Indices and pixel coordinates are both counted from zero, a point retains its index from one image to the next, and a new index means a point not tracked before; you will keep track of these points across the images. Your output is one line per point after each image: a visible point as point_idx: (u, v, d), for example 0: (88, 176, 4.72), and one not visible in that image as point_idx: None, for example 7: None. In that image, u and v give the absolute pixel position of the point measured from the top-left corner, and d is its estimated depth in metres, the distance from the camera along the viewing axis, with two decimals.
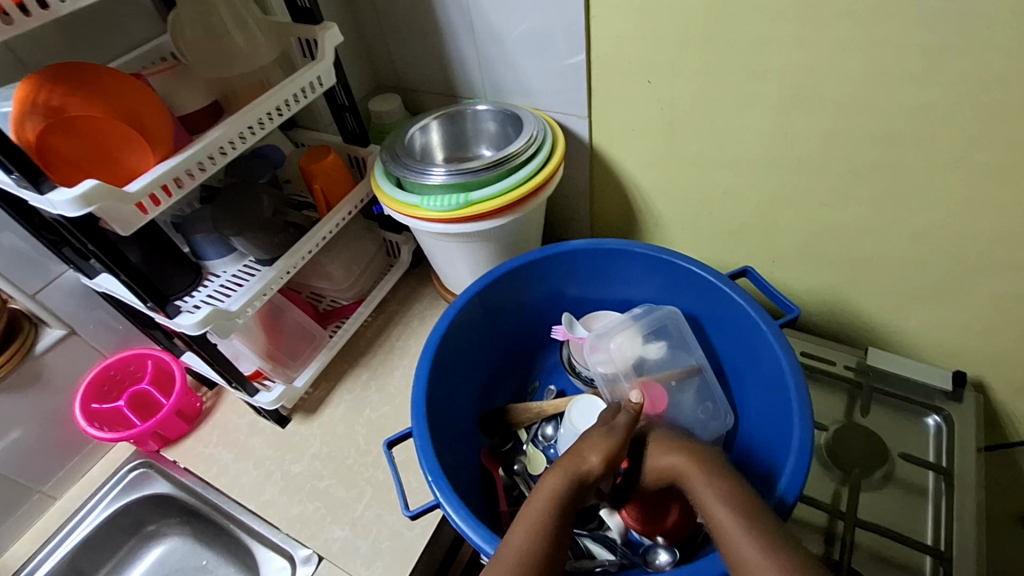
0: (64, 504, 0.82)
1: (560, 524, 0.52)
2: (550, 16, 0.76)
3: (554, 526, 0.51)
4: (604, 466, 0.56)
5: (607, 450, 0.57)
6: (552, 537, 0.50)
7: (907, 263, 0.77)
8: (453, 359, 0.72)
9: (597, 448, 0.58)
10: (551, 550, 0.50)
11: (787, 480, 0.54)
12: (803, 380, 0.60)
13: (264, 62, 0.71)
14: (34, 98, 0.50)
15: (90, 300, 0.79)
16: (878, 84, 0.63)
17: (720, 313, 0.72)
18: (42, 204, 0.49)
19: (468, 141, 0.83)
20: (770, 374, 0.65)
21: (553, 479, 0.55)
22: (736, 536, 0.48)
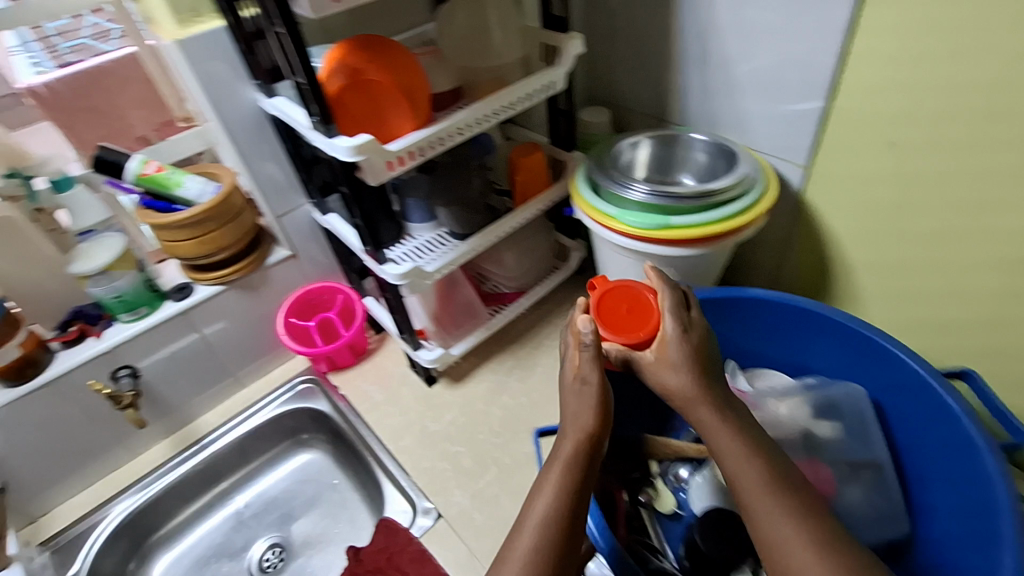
0: (248, 394, 0.97)
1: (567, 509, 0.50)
2: (795, 58, 0.73)
3: (562, 519, 0.50)
4: (600, 422, 0.54)
5: (594, 411, 0.54)
6: (563, 525, 0.50)
7: None
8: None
9: (586, 408, 0.54)
10: (564, 532, 0.50)
11: None
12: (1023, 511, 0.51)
13: (514, 58, 0.76)
14: (344, 60, 0.59)
15: (313, 232, 0.92)
16: None
17: (923, 417, 0.64)
18: (326, 146, 0.58)
19: (673, 166, 0.82)
20: (978, 501, 0.56)
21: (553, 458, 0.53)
22: (765, 514, 0.47)
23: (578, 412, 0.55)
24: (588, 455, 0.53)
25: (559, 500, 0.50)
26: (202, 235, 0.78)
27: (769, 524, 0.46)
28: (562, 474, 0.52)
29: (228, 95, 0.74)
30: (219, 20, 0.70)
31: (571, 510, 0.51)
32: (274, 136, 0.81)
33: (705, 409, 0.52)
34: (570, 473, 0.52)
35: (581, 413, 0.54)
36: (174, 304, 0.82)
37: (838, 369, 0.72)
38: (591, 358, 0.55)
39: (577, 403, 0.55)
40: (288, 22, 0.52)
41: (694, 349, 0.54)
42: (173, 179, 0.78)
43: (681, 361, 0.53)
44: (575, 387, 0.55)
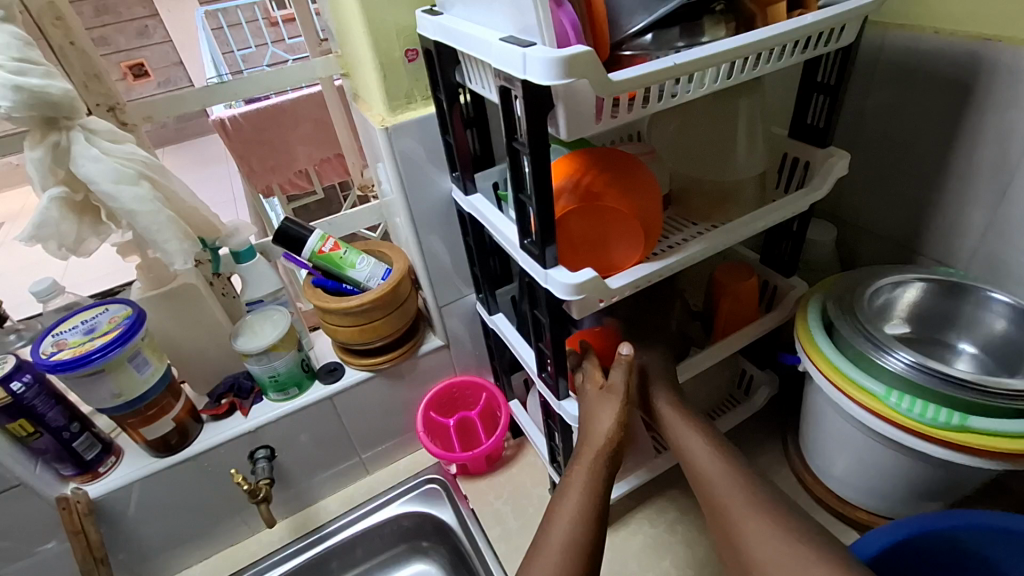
0: (373, 482, 0.90)
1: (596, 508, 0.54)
2: None
3: (591, 509, 0.54)
4: (620, 428, 0.58)
5: (617, 417, 0.58)
6: (590, 525, 0.53)
7: None
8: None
9: (609, 413, 0.58)
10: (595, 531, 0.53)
11: None
12: None
13: (751, 173, 0.63)
14: (576, 177, 0.50)
15: (471, 324, 0.84)
16: None
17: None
18: (540, 278, 0.48)
19: (948, 321, 0.63)
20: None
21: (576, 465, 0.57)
22: (757, 520, 0.52)
23: (602, 418, 0.59)
24: (608, 459, 0.57)
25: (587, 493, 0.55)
26: (365, 323, 0.72)
27: (743, 515, 0.53)
28: (586, 479, 0.56)
29: (421, 183, 0.68)
30: (430, 107, 0.64)
31: (597, 510, 0.54)
32: (457, 225, 0.73)
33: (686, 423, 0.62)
34: (594, 474, 0.57)
35: (603, 417, 0.58)
36: (321, 387, 0.77)
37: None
38: (622, 372, 0.60)
39: (603, 406, 0.59)
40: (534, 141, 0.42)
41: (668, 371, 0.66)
42: (347, 258, 0.73)
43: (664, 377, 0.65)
44: (598, 395, 0.60)
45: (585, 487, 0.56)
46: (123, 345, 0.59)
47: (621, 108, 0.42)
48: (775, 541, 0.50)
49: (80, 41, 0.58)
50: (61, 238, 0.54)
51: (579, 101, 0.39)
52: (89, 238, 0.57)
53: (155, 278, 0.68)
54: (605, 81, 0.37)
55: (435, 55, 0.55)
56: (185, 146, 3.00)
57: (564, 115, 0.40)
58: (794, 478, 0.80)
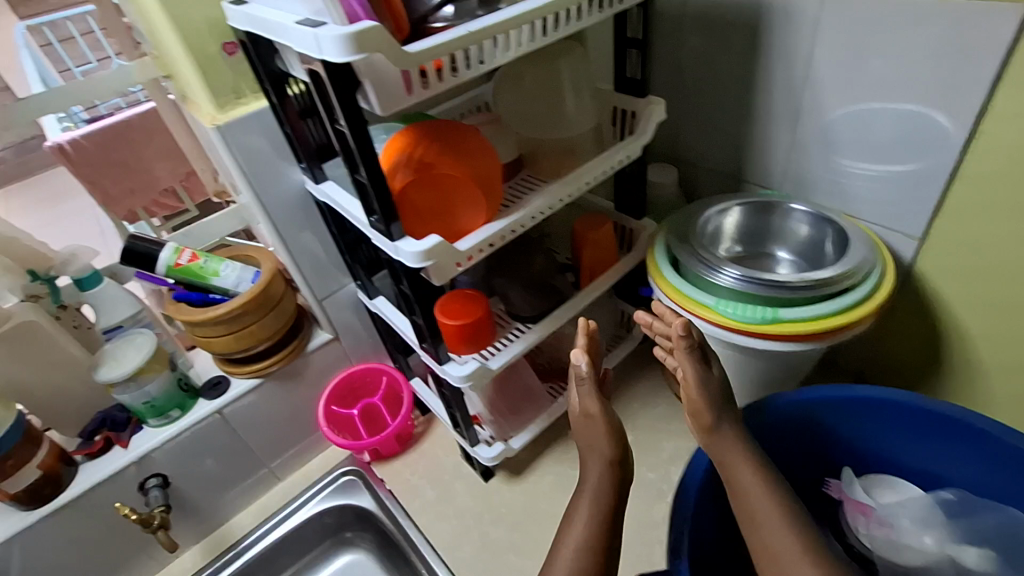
0: (285, 488, 0.89)
1: (604, 527, 0.56)
2: (914, 124, 0.64)
3: (602, 524, 0.56)
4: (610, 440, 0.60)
5: (611, 440, 0.60)
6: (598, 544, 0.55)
7: None
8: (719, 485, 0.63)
9: (602, 432, 0.61)
10: (601, 554, 0.55)
11: None
12: None
13: (586, 128, 0.69)
14: (409, 150, 0.52)
15: (357, 313, 0.84)
16: None
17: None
18: (390, 251, 0.50)
19: (767, 237, 0.73)
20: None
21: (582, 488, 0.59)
22: (789, 543, 0.51)
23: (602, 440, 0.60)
24: (613, 477, 0.59)
25: (596, 518, 0.56)
26: (239, 329, 0.71)
27: (787, 553, 0.51)
28: (590, 497, 0.58)
29: (271, 177, 0.67)
30: (263, 99, 0.62)
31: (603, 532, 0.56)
32: (319, 216, 0.73)
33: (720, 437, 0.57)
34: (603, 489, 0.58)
35: (601, 441, 0.60)
36: (207, 403, 0.75)
37: (974, 481, 0.63)
38: (590, 392, 0.61)
39: (596, 430, 0.61)
40: (352, 119, 0.44)
41: (715, 390, 0.58)
42: (209, 267, 0.71)
43: (702, 401, 0.57)
44: (582, 420, 0.62)
45: (593, 502, 0.57)
46: None
47: (432, 79, 0.45)
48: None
49: None
50: None
51: (386, 78, 0.41)
52: None
53: None
54: (402, 54, 0.39)
55: (250, 46, 0.54)
56: (24, 184, 2.66)
57: (373, 92, 0.42)
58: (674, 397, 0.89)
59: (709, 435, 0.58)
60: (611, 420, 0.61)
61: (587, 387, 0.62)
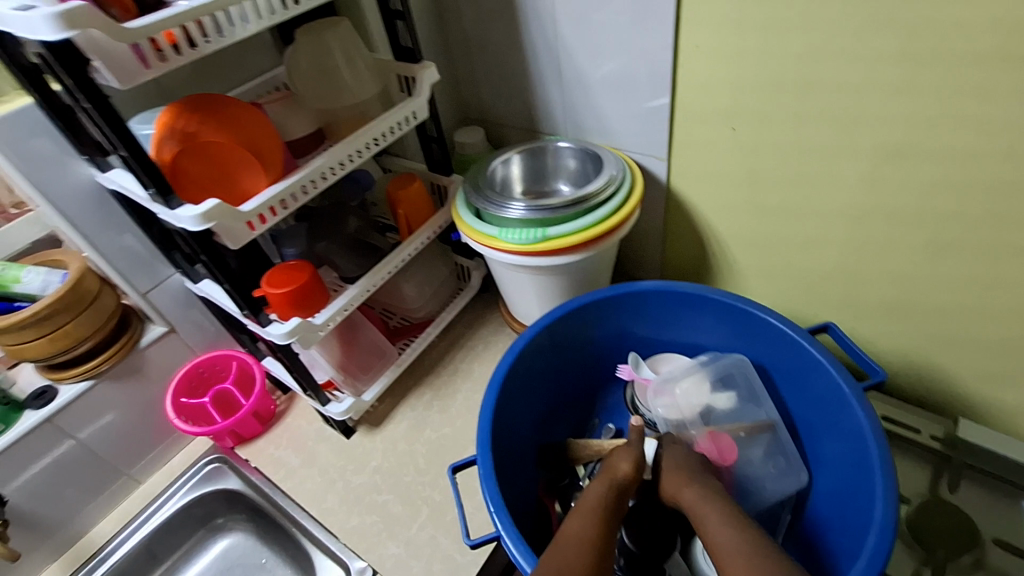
0: (148, 488, 0.89)
1: (606, 524, 0.54)
2: (638, 63, 0.77)
3: (602, 524, 0.54)
4: (634, 472, 0.61)
5: (633, 460, 0.62)
6: (597, 538, 0.53)
7: (1007, 336, 0.71)
8: (519, 382, 0.72)
9: (627, 456, 0.63)
10: (602, 543, 0.53)
11: (870, 553, 0.52)
12: (888, 448, 0.58)
13: (369, 95, 0.76)
14: (173, 125, 0.56)
15: (191, 302, 0.86)
16: (981, 148, 0.60)
17: (790, 362, 0.71)
18: (169, 219, 0.54)
19: (547, 176, 0.85)
20: (842, 417, 0.64)
21: (584, 503, 0.58)
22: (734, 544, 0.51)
23: (619, 461, 0.63)
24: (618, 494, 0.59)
25: (595, 520, 0.55)
26: (53, 331, 0.71)
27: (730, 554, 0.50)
28: (598, 500, 0.57)
29: (56, 174, 0.67)
30: (26, 96, 0.63)
31: (605, 539, 0.53)
32: (122, 209, 0.74)
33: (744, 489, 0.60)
34: (607, 499, 0.58)
35: (621, 461, 0.62)
36: (34, 413, 0.73)
37: (724, 341, 0.78)
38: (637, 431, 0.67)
39: (621, 451, 0.64)
40: (93, 95, 0.47)
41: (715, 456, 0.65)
42: (9, 275, 0.70)
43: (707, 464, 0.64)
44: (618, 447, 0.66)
45: (597, 508, 0.56)
46: None
47: (170, 53, 0.50)
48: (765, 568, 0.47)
49: None
50: None
51: (115, 53, 0.46)
52: None
53: None
54: (119, 29, 0.44)
55: None
56: None
57: (104, 68, 0.46)
58: (512, 331, 1.00)
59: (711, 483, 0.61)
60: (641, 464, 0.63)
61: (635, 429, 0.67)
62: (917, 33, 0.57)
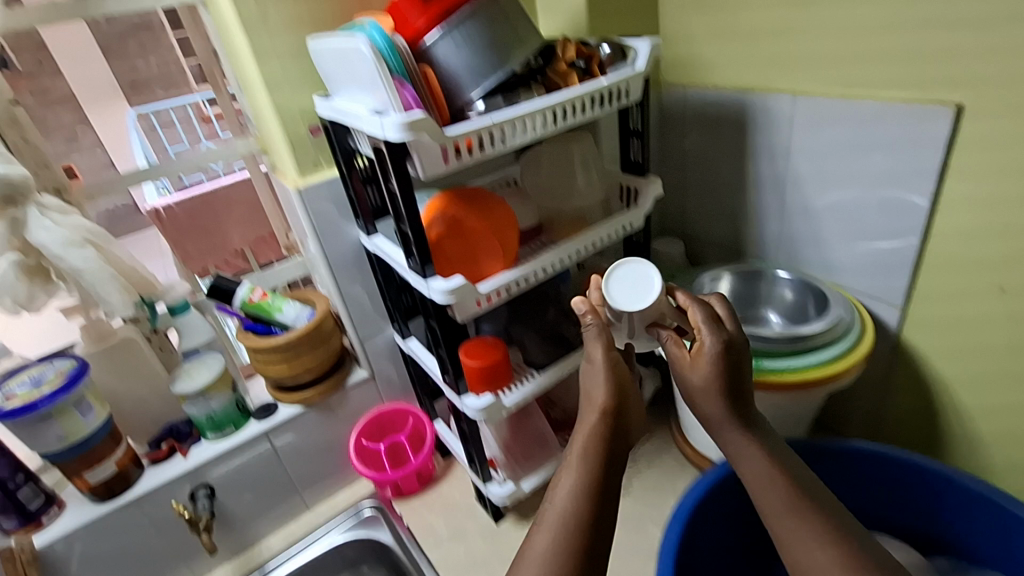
0: (312, 516, 0.96)
1: (597, 481, 0.54)
2: (883, 203, 0.73)
3: (590, 488, 0.53)
4: (614, 395, 0.58)
5: (607, 388, 0.58)
6: (589, 503, 0.53)
7: None
8: (708, 521, 0.69)
9: (598, 377, 0.59)
10: (596, 506, 0.53)
11: None
12: None
13: (594, 200, 0.81)
14: (443, 209, 0.65)
15: (393, 355, 0.95)
16: None
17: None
18: (422, 287, 0.62)
19: (757, 302, 0.82)
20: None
21: (565, 468, 0.55)
22: (789, 533, 0.51)
23: (592, 385, 0.59)
24: (605, 429, 0.56)
25: (573, 507, 0.52)
26: (293, 359, 0.83)
27: (792, 543, 0.51)
28: (584, 448, 0.55)
29: (333, 231, 0.82)
30: (334, 169, 0.79)
31: (597, 497, 0.53)
32: (368, 265, 0.87)
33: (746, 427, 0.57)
34: (587, 457, 0.55)
35: (593, 391, 0.59)
36: (257, 424, 0.85)
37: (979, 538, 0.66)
38: (596, 332, 0.61)
39: (593, 375, 0.59)
40: (402, 180, 0.58)
41: (734, 360, 0.56)
42: (275, 304, 0.84)
43: (715, 381, 0.56)
44: (586, 366, 0.61)
45: (579, 476, 0.54)
46: (68, 391, 0.67)
47: (464, 153, 0.58)
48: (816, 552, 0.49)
49: (33, 137, 0.68)
50: (15, 295, 0.62)
51: (427, 150, 0.55)
52: (40, 296, 0.64)
53: (97, 335, 0.76)
54: (441, 133, 0.54)
55: (330, 128, 0.70)
56: None
57: (418, 160, 0.55)
58: (681, 454, 0.93)
59: (718, 408, 0.56)
60: (618, 372, 0.60)
61: (595, 334, 0.61)
62: None
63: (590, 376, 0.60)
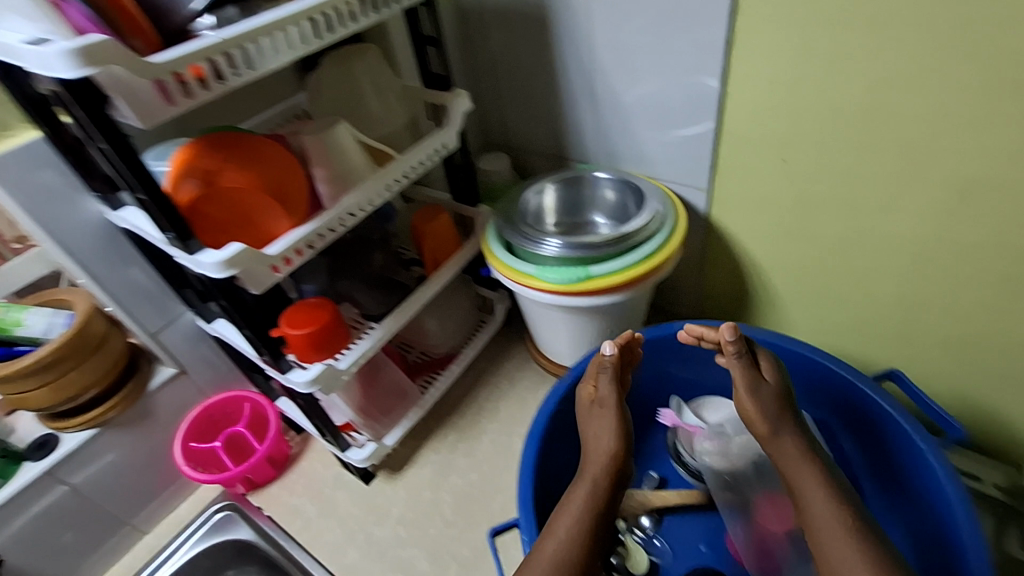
0: (153, 539, 0.83)
1: (596, 521, 0.53)
2: (681, 90, 0.74)
3: (591, 520, 0.53)
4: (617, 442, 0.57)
5: (615, 433, 0.58)
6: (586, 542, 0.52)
7: None
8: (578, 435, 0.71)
9: (604, 427, 0.58)
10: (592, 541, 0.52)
11: None
12: (964, 498, 0.55)
13: (397, 124, 0.72)
14: (193, 161, 0.51)
15: (202, 340, 0.81)
16: None
17: (910, 475, 0.62)
18: (190, 264, 0.50)
19: (582, 207, 0.82)
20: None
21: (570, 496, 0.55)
22: (820, 518, 0.51)
23: (600, 436, 0.58)
24: (611, 475, 0.56)
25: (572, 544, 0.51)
26: (55, 379, 0.65)
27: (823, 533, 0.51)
28: (586, 494, 0.54)
29: (63, 210, 0.63)
30: (34, 129, 0.59)
31: (594, 537, 0.52)
32: (132, 245, 0.70)
33: (787, 422, 0.57)
34: (588, 501, 0.54)
35: (602, 435, 0.58)
36: (35, 464, 0.68)
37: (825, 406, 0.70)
38: (608, 383, 0.61)
39: (599, 423, 0.59)
40: (111, 134, 0.43)
41: (770, 397, 0.57)
42: (11, 318, 0.65)
43: (755, 410, 0.57)
44: (591, 409, 0.61)
45: (584, 505, 0.53)
46: None
47: (194, 87, 0.45)
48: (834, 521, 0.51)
49: None
50: None
51: (136, 91, 0.42)
52: None
53: None
54: (143, 64, 0.40)
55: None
56: None
57: (123, 106, 0.42)
58: (539, 368, 0.95)
59: (772, 437, 0.57)
60: (620, 415, 0.59)
61: (609, 374, 0.62)
62: (996, 68, 0.54)
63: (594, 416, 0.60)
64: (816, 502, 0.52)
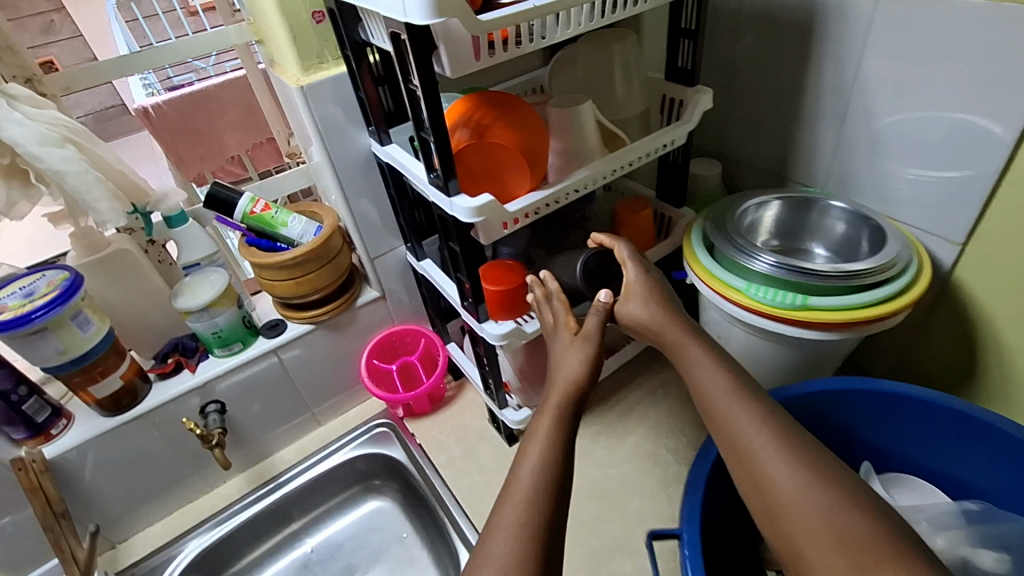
0: (324, 432, 0.96)
1: (563, 457, 0.52)
2: (961, 128, 0.65)
3: (553, 453, 0.52)
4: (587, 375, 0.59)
5: (583, 361, 0.60)
6: (556, 472, 0.51)
7: None
8: None
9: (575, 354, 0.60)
10: (562, 477, 0.51)
11: None
12: None
13: (633, 112, 0.73)
14: (468, 115, 0.59)
15: (404, 274, 0.90)
16: None
17: None
18: (446, 206, 0.55)
19: (803, 232, 0.76)
20: None
21: (531, 437, 0.54)
22: (764, 444, 0.49)
23: (573, 362, 0.60)
24: (574, 399, 0.58)
25: (540, 481, 0.50)
26: (302, 276, 0.78)
27: (785, 503, 0.46)
28: (555, 417, 0.56)
29: (342, 138, 0.73)
30: (342, 65, 0.70)
31: (560, 470, 0.51)
32: (377, 178, 0.79)
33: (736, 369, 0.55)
34: (556, 426, 0.55)
35: (575, 366, 0.59)
36: (266, 341, 0.83)
37: None
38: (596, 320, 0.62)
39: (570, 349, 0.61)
40: (427, 79, 0.49)
41: (658, 303, 0.61)
42: (279, 218, 0.77)
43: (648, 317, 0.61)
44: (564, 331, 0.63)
45: (548, 443, 0.53)
46: (63, 304, 0.64)
47: (498, 48, 0.50)
48: (790, 467, 0.47)
49: None
50: None
51: (457, 42, 0.47)
52: (20, 202, 0.64)
53: (89, 244, 0.72)
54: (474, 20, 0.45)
55: (337, 13, 0.61)
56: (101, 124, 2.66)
57: (445, 55, 0.48)
58: None
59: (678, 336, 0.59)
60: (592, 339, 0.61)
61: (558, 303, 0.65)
62: None
63: (569, 348, 0.61)
64: (770, 463, 0.48)
